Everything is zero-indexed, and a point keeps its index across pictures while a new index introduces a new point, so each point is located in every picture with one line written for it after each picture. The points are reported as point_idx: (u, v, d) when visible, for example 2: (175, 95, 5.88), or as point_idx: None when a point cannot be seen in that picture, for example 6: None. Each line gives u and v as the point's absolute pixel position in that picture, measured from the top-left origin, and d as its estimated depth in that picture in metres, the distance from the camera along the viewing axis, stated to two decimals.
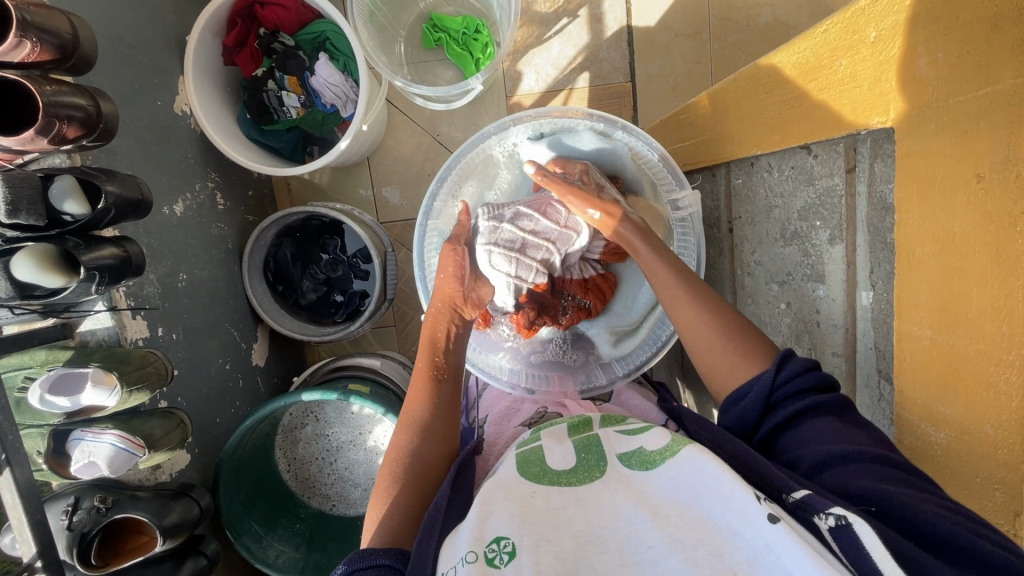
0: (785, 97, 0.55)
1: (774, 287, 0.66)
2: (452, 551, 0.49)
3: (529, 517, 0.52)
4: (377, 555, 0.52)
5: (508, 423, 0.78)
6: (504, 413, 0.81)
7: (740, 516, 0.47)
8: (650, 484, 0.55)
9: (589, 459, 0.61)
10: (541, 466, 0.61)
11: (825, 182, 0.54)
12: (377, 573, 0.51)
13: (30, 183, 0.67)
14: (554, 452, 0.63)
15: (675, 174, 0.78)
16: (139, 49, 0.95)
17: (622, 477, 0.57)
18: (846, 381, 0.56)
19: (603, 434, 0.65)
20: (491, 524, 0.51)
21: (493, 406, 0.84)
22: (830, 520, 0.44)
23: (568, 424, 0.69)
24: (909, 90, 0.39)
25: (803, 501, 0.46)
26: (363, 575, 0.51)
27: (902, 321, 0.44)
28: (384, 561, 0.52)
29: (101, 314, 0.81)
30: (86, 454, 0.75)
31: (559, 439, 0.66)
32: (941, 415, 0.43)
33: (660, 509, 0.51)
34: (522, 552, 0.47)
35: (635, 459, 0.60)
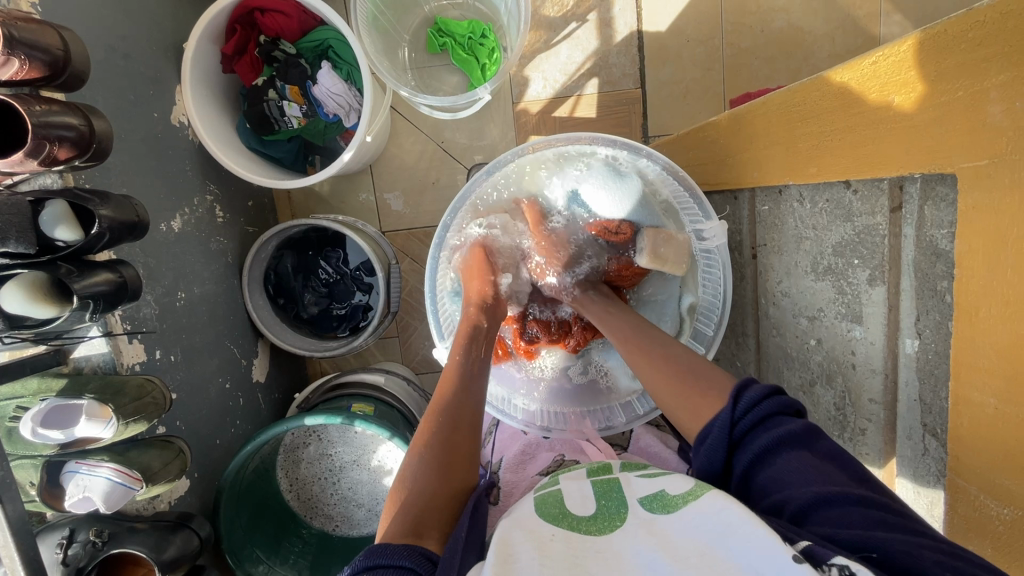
0: (823, 128, 0.51)
1: (803, 321, 0.63)
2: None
3: (549, 558, 0.48)
4: (397, 556, 0.50)
5: (525, 471, 0.74)
6: (519, 458, 0.77)
7: (763, 556, 0.44)
8: (668, 524, 0.52)
9: (607, 507, 0.57)
10: (559, 508, 0.58)
11: (865, 220, 0.51)
12: (395, 574, 0.48)
13: (20, 209, 0.64)
14: (574, 498, 0.60)
15: (701, 204, 0.73)
16: (135, 59, 0.91)
17: (644, 522, 0.53)
18: (885, 429, 0.53)
19: (624, 480, 0.63)
20: (516, 566, 0.47)
21: (506, 448, 0.80)
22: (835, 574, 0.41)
23: (587, 469, 0.67)
24: (977, 138, 0.36)
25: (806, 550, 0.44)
26: (385, 572, 0.48)
27: (961, 384, 0.41)
28: (405, 564, 0.49)
29: (96, 340, 0.78)
30: (79, 488, 0.72)
31: (578, 484, 0.63)
32: (1004, 487, 0.40)
33: (679, 550, 0.48)
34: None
35: (657, 504, 0.57)
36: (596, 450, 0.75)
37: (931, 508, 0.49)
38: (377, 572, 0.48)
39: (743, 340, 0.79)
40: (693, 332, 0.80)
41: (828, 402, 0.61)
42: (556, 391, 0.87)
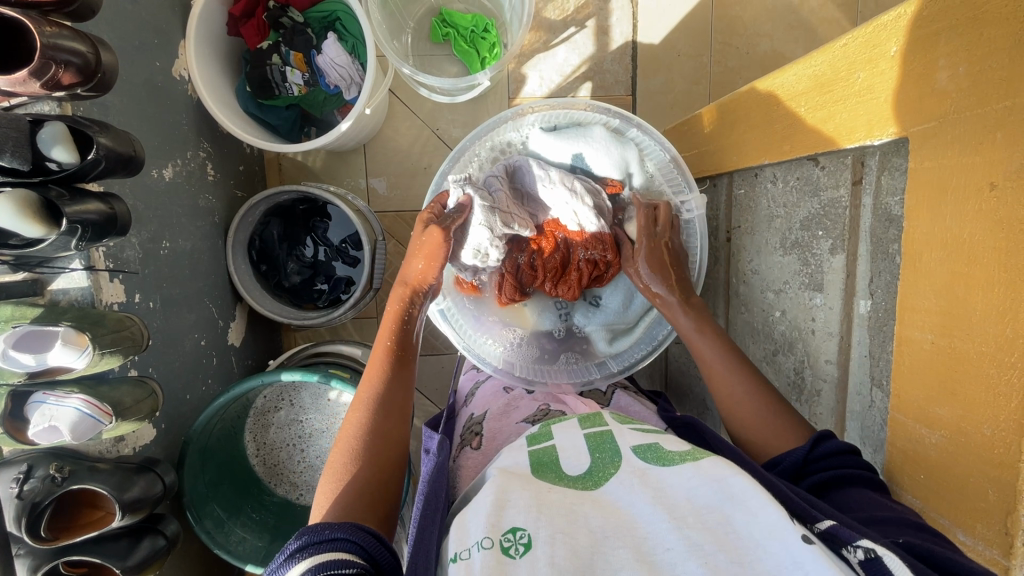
0: (794, 109, 0.57)
1: (769, 295, 0.67)
2: (466, 532, 0.49)
3: (546, 507, 0.49)
4: (332, 531, 0.51)
5: (509, 418, 0.75)
6: (503, 409, 0.77)
7: (768, 530, 0.44)
8: (664, 480, 0.52)
9: (603, 458, 0.58)
10: (556, 471, 0.57)
11: (830, 194, 0.56)
12: (332, 547, 0.49)
13: (17, 126, 0.64)
14: (568, 453, 0.60)
15: (684, 177, 0.79)
16: (143, 6, 0.92)
17: (636, 471, 0.54)
18: (838, 389, 0.57)
19: (617, 431, 0.62)
20: (508, 512, 0.48)
21: (489, 402, 0.80)
22: (859, 554, 0.42)
23: (578, 418, 0.66)
24: (927, 101, 0.41)
25: (829, 533, 0.45)
26: (321, 546, 0.49)
27: (904, 326, 0.46)
28: (340, 536, 0.50)
29: (77, 273, 0.77)
30: (45, 417, 0.71)
31: (570, 434, 0.63)
32: (935, 416, 0.44)
33: (676, 508, 0.48)
34: (540, 544, 0.45)
35: (651, 454, 0.57)
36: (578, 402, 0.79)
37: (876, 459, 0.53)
38: (314, 548, 0.49)
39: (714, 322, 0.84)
40: None
41: (788, 369, 0.65)
42: (540, 350, 0.89)
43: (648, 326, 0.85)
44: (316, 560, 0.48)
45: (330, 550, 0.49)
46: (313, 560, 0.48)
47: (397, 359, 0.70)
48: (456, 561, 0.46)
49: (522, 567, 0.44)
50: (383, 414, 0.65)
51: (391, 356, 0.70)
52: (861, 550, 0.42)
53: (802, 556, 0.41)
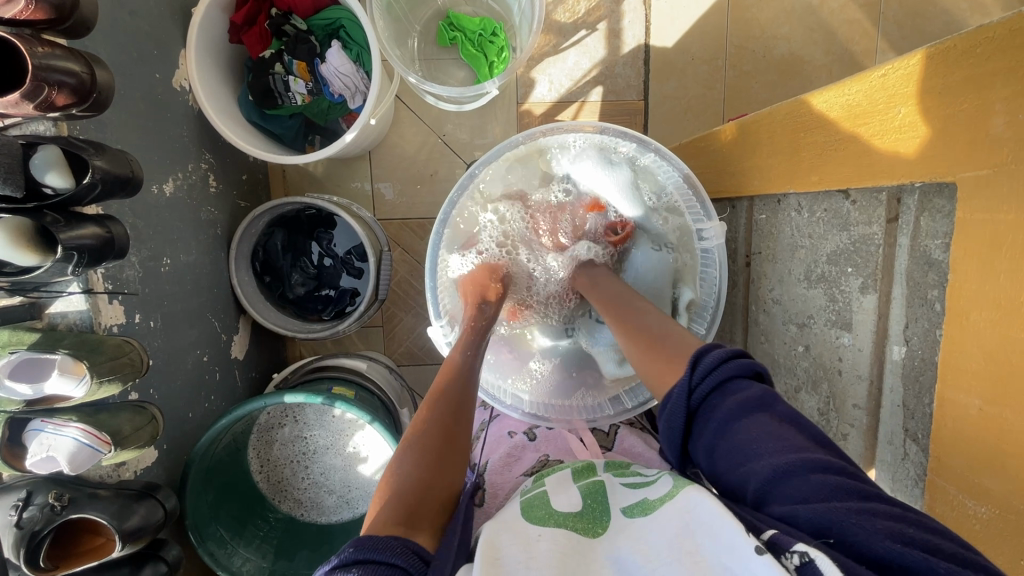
0: (825, 138, 0.53)
1: (792, 328, 0.64)
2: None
3: (536, 565, 0.48)
4: (389, 551, 0.46)
5: (510, 472, 0.72)
6: (504, 461, 0.74)
7: (731, 553, 0.43)
8: (645, 531, 0.51)
9: (594, 511, 0.57)
10: (546, 510, 0.57)
11: (862, 229, 0.52)
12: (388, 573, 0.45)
13: (9, 150, 0.62)
14: (560, 500, 0.59)
15: (703, 204, 0.74)
16: (141, 16, 0.89)
17: (621, 529, 0.54)
18: (867, 435, 0.54)
19: (610, 486, 0.62)
20: (506, 567, 0.47)
21: (492, 448, 0.77)
22: (795, 559, 0.41)
23: (572, 470, 0.66)
24: (981, 148, 0.37)
25: (770, 541, 0.43)
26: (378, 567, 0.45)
27: (945, 387, 0.42)
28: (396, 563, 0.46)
29: (75, 297, 0.75)
30: (43, 447, 0.69)
31: (565, 487, 0.62)
32: (983, 487, 0.40)
33: (658, 557, 0.47)
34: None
35: (637, 509, 0.56)
36: (583, 448, 0.74)
37: None
38: (370, 566, 0.45)
39: (730, 347, 0.80)
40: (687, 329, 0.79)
41: (811, 407, 0.61)
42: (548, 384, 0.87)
43: None
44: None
45: None
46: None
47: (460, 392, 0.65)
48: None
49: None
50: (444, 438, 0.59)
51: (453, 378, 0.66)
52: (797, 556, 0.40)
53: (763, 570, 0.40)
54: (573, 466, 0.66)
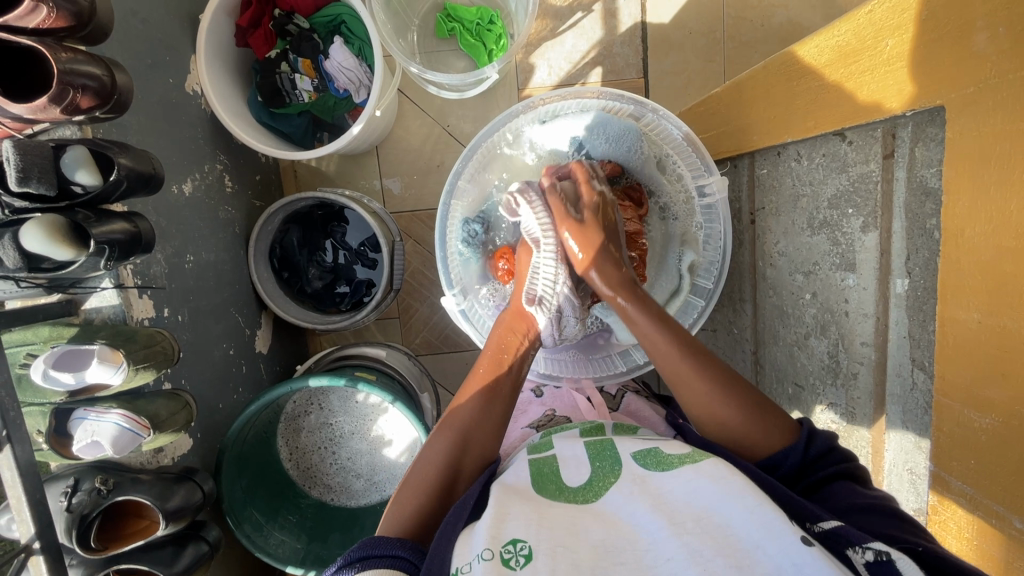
0: (818, 83, 0.54)
1: (799, 277, 0.65)
2: (467, 548, 0.46)
3: (547, 521, 0.47)
4: (393, 547, 0.51)
5: (514, 423, 0.78)
6: (511, 411, 0.81)
7: (765, 529, 0.43)
8: (664, 486, 0.51)
9: (603, 466, 0.56)
10: (557, 483, 0.55)
11: (860, 169, 0.53)
12: (392, 564, 0.49)
13: (42, 152, 0.66)
14: (569, 463, 0.58)
15: (704, 160, 0.76)
16: (153, 24, 0.93)
17: (636, 478, 0.53)
18: (875, 371, 0.55)
19: (617, 439, 0.61)
20: (508, 526, 0.46)
21: None
22: (869, 555, 0.43)
23: (579, 429, 0.66)
24: (965, 66, 0.38)
25: (832, 532, 0.46)
26: (381, 560, 0.49)
27: (946, 306, 0.43)
28: (401, 554, 0.50)
29: (108, 291, 0.79)
30: (88, 433, 0.73)
31: (571, 442, 0.62)
32: (987, 399, 0.40)
33: (677, 514, 0.46)
34: (540, 556, 0.43)
35: (651, 460, 0.55)
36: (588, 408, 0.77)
37: (920, 443, 0.50)
38: (372, 560, 0.49)
39: (740, 307, 0.81)
40: (692, 288, 0.81)
41: (821, 352, 0.62)
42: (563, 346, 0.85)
43: (672, 317, 0.81)
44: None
45: (389, 566, 0.49)
46: (369, 575, 0.48)
47: (488, 390, 0.66)
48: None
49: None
50: (459, 443, 0.62)
51: (486, 382, 0.67)
52: (870, 553, 0.43)
53: (801, 555, 0.40)
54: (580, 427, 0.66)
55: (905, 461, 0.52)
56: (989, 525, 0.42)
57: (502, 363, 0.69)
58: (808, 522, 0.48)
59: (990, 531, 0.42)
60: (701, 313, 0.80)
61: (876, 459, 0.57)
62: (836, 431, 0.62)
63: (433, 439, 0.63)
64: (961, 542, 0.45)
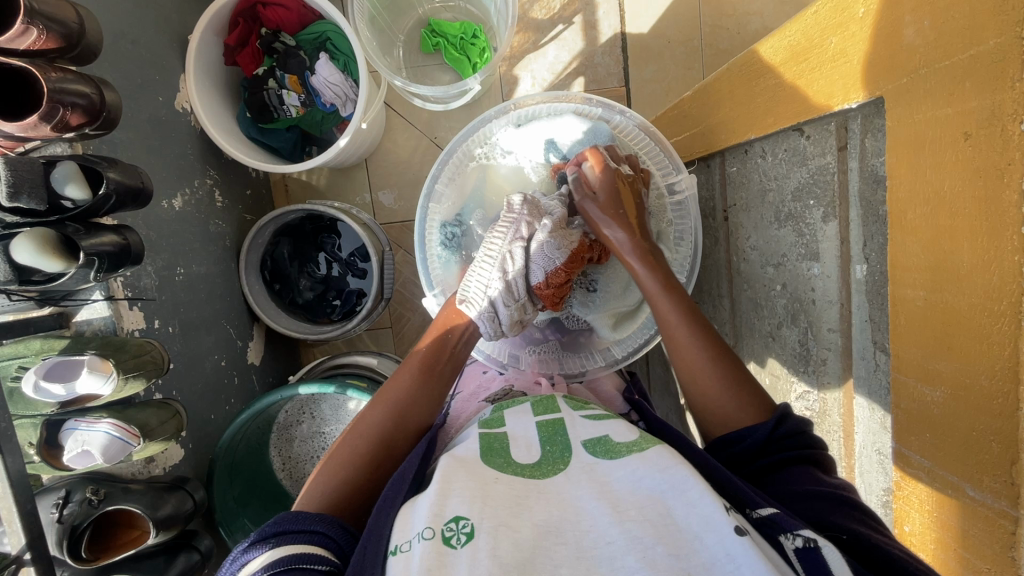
0: (775, 82, 0.57)
1: (769, 270, 0.67)
2: (408, 525, 0.47)
3: (490, 497, 0.48)
4: (310, 522, 0.52)
5: (475, 398, 0.79)
6: (474, 391, 0.81)
7: (704, 521, 0.43)
8: (610, 474, 0.51)
9: (552, 453, 0.57)
10: (505, 457, 0.56)
11: (817, 161, 0.55)
12: (309, 539, 0.50)
13: (32, 168, 0.67)
14: (519, 444, 0.59)
15: (671, 158, 0.80)
16: (143, 45, 0.96)
17: (584, 467, 0.53)
18: (842, 356, 0.56)
19: (569, 420, 0.62)
20: (451, 502, 0.47)
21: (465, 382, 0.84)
22: (797, 541, 0.44)
23: (530, 403, 0.68)
24: (897, 59, 0.41)
25: (767, 519, 0.46)
26: (295, 537, 0.50)
27: (896, 286, 0.44)
28: (317, 530, 0.52)
29: (98, 303, 0.81)
30: (79, 442, 0.74)
31: (522, 421, 0.63)
32: (936, 371, 0.42)
33: (621, 501, 0.47)
34: (481, 535, 0.43)
35: (600, 449, 0.56)
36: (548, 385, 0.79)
37: (885, 422, 0.51)
38: (287, 536, 0.50)
39: (718, 303, 0.83)
40: None
41: (793, 341, 0.64)
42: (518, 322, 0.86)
43: (648, 312, 0.84)
44: (286, 552, 0.48)
45: (303, 541, 0.50)
46: (283, 549, 0.49)
47: (427, 371, 0.69)
48: (395, 553, 0.45)
49: (463, 559, 0.41)
50: (394, 420, 0.65)
51: (427, 365, 0.70)
52: (801, 540, 0.44)
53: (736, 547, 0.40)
54: (531, 400, 0.68)
55: (873, 442, 0.54)
56: (946, 496, 0.43)
57: (443, 349, 0.72)
58: (748, 508, 0.48)
59: (947, 503, 0.43)
60: None
61: (847, 441, 0.58)
62: (811, 416, 0.64)
63: (367, 413, 0.66)
64: (923, 515, 0.46)
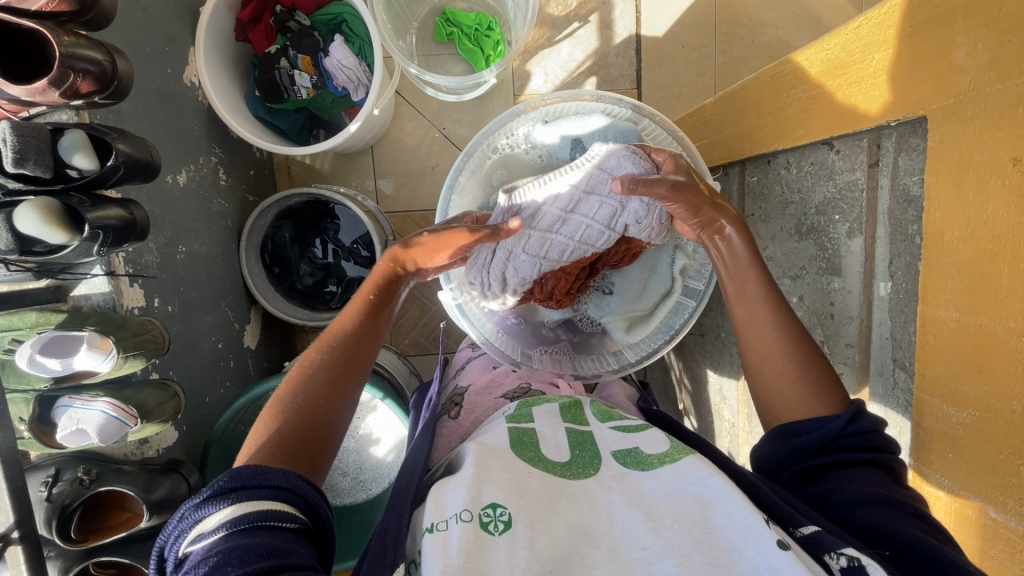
0: (809, 94, 0.57)
1: (786, 282, 0.68)
2: (443, 506, 0.47)
3: (525, 489, 0.49)
4: (272, 476, 0.48)
5: (491, 394, 0.79)
6: (487, 385, 0.81)
7: (744, 534, 0.44)
8: (642, 484, 0.52)
9: (582, 457, 0.56)
10: (535, 452, 0.56)
11: (846, 177, 0.56)
12: (273, 495, 0.47)
13: (38, 134, 0.65)
14: (549, 443, 0.58)
15: (698, 166, 0.79)
16: (154, 15, 0.93)
17: (616, 476, 0.53)
18: (859, 371, 0.57)
19: (598, 431, 0.61)
20: (487, 488, 0.47)
21: (475, 376, 0.85)
22: (841, 560, 0.45)
23: (559, 405, 0.66)
24: (946, 79, 0.41)
25: (813, 538, 0.46)
26: (254, 492, 0.46)
27: (927, 307, 0.45)
28: (281, 485, 0.48)
29: (98, 278, 0.78)
30: (73, 420, 0.72)
31: (550, 422, 0.62)
32: (963, 394, 0.43)
33: (655, 509, 0.47)
34: (518, 525, 0.44)
35: (632, 459, 0.56)
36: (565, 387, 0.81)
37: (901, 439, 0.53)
38: (248, 492, 0.46)
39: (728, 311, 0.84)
40: (684, 289, 0.83)
41: None
42: (527, 320, 0.88)
43: (664, 317, 0.84)
44: (251, 508, 0.45)
45: (268, 498, 0.46)
46: (245, 506, 0.45)
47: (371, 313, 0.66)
48: (432, 531, 0.45)
49: (501, 550, 0.42)
50: (343, 362, 0.61)
51: (370, 305, 0.66)
52: (846, 558, 0.44)
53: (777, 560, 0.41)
54: (559, 402, 0.66)
55: None
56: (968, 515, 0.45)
57: (388, 290, 0.68)
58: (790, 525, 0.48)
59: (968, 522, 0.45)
60: (692, 313, 0.82)
61: None
62: None
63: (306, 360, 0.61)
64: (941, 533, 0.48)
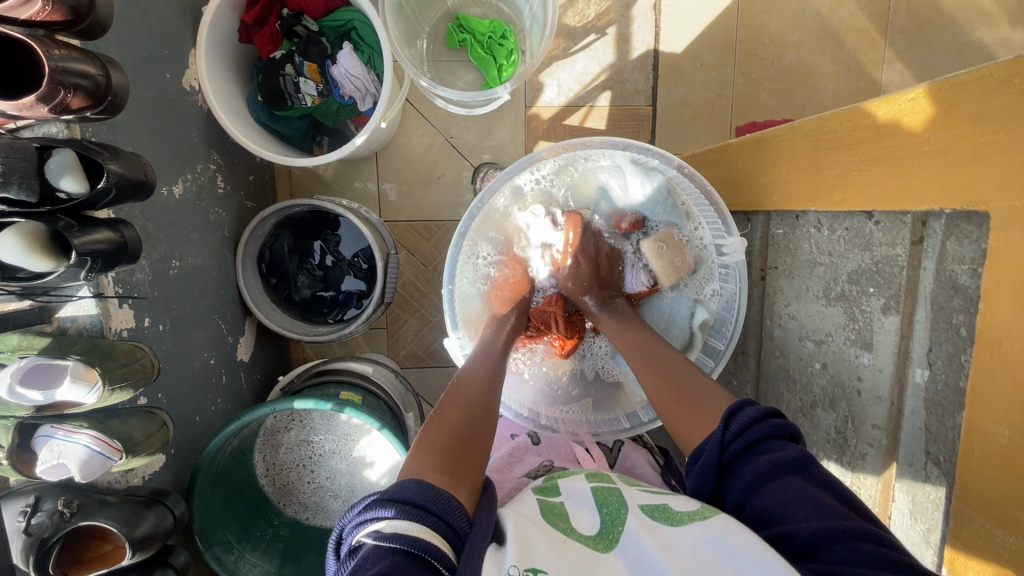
0: (853, 160, 0.58)
1: (808, 344, 0.71)
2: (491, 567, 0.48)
3: (568, 555, 0.50)
4: (448, 509, 0.51)
5: (512, 471, 0.78)
6: (508, 459, 0.80)
7: None
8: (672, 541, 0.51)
9: (611, 514, 0.57)
10: (567, 522, 0.56)
11: (885, 250, 0.60)
12: (443, 529, 0.49)
13: (25, 155, 0.61)
14: (579, 517, 0.58)
15: (724, 220, 0.79)
16: (153, 16, 0.88)
17: (644, 527, 0.53)
18: (886, 453, 0.63)
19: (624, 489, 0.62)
20: (531, 551, 0.49)
21: (498, 447, 0.84)
22: None
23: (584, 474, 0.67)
24: (1014, 178, 0.44)
25: None
26: (428, 518, 0.49)
27: (974, 414, 0.50)
28: (450, 521, 0.50)
29: (85, 300, 0.74)
30: (54, 453, 0.69)
31: (576, 488, 0.63)
32: (1016, 512, 0.47)
33: (688, 567, 0.47)
34: None
35: (660, 514, 0.55)
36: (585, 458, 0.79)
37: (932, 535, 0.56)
38: (426, 514, 0.49)
39: (744, 357, 0.86)
40: (704, 343, 0.85)
41: (829, 424, 0.70)
42: (545, 381, 0.92)
43: None
44: (423, 536, 0.48)
45: (439, 531, 0.49)
46: (420, 527, 0.48)
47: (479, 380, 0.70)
48: None
49: None
50: (467, 425, 0.63)
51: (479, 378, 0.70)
52: None
53: None
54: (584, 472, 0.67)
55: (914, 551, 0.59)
56: None
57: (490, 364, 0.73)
58: None
59: None
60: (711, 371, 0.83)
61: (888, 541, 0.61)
62: None
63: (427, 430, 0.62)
64: None
